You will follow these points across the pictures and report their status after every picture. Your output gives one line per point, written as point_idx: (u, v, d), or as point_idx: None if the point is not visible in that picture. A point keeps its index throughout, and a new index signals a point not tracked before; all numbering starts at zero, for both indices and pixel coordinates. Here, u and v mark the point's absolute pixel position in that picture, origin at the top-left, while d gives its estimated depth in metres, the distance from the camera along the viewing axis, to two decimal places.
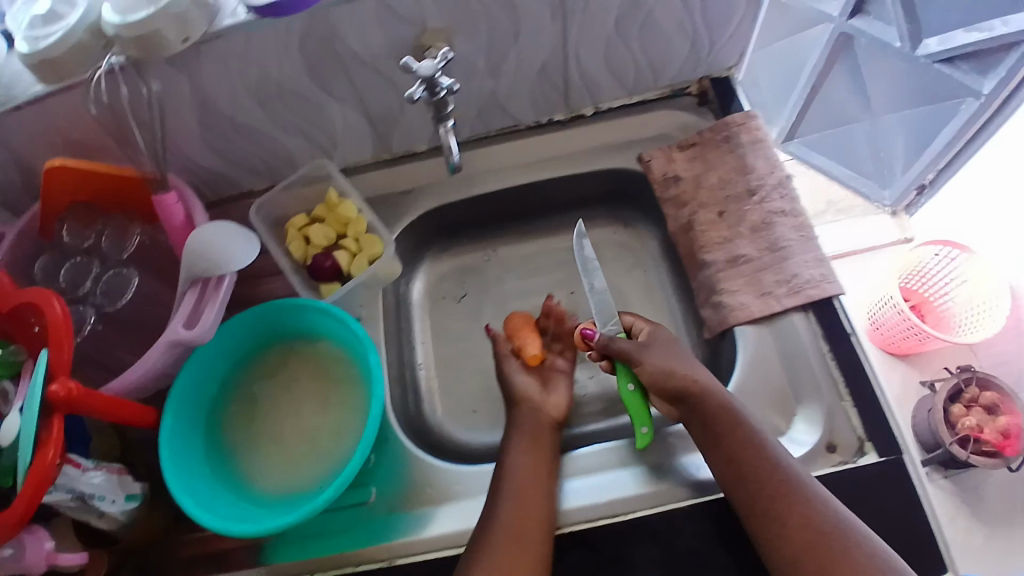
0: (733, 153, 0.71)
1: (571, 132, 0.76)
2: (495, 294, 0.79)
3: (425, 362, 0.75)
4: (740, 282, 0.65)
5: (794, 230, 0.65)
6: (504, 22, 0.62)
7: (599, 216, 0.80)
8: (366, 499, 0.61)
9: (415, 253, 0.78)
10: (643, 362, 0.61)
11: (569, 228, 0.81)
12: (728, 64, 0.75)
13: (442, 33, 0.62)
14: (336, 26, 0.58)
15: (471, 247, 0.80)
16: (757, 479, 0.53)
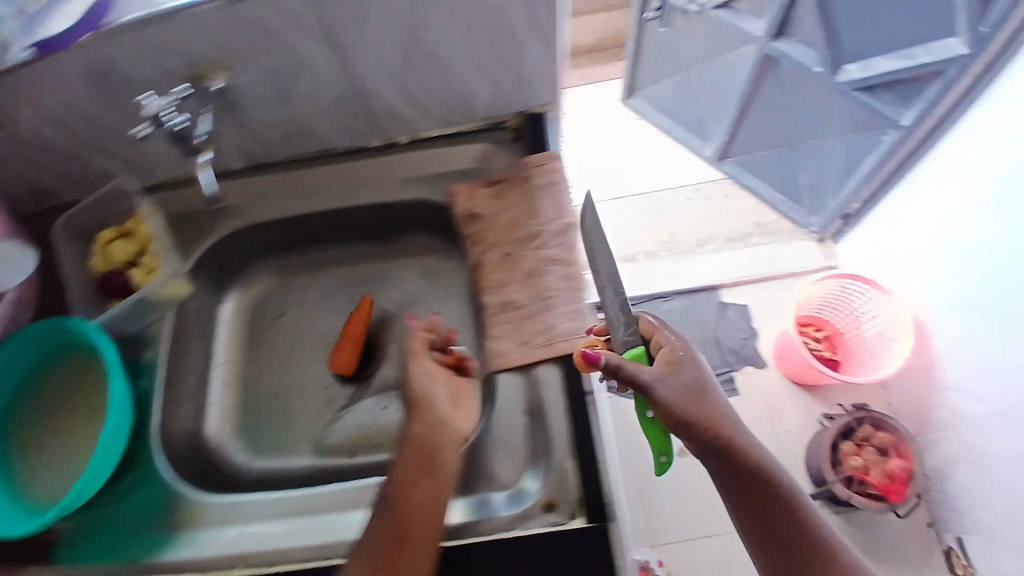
0: (528, 195, 0.69)
1: (383, 161, 0.76)
2: (311, 315, 0.80)
3: (225, 378, 0.76)
4: (506, 328, 0.64)
5: (562, 279, 0.64)
6: (278, 54, 0.62)
7: (419, 244, 0.80)
8: (123, 515, 0.65)
9: (229, 272, 0.79)
10: (657, 396, 0.59)
11: (391, 254, 0.81)
12: (542, 100, 0.73)
13: (217, 64, 0.63)
14: (103, 59, 0.60)
15: (293, 266, 0.81)
16: (790, 537, 0.56)
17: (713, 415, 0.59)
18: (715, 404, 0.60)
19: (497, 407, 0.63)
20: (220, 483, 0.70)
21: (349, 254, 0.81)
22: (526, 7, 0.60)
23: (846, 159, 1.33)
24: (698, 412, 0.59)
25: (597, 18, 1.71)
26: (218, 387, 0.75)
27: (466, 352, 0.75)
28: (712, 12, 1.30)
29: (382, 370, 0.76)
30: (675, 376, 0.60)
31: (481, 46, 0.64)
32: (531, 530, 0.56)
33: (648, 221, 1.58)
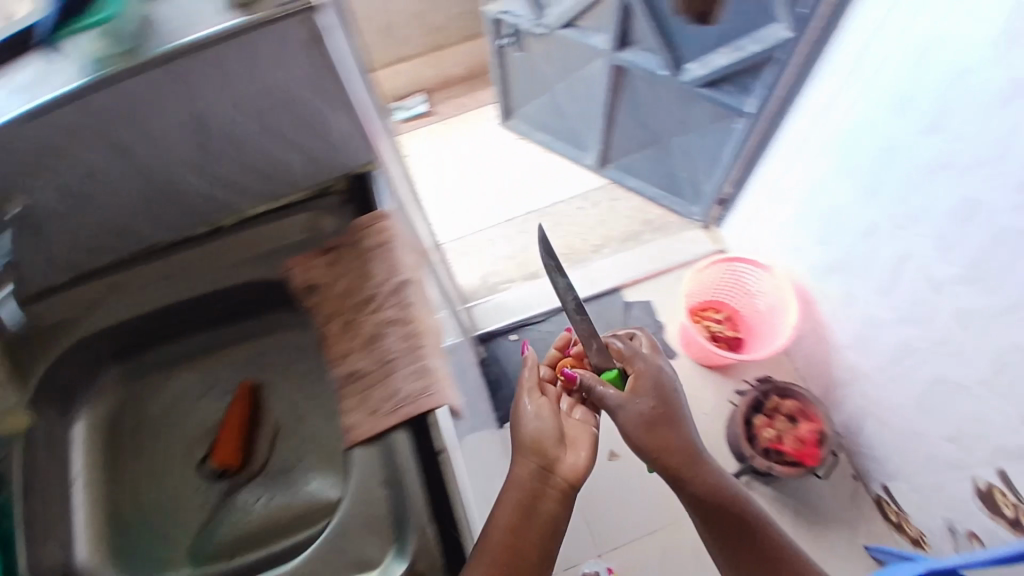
0: (360, 258, 0.69)
1: (213, 246, 0.76)
2: (172, 413, 0.78)
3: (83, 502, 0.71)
4: (355, 400, 0.64)
5: (400, 339, 0.64)
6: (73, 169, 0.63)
7: (265, 320, 0.80)
8: None
9: (75, 388, 0.76)
10: (622, 421, 0.80)
11: (242, 335, 0.80)
12: (364, 159, 0.73)
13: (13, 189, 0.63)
14: None
15: (148, 367, 0.80)
16: (730, 520, 0.85)
17: (667, 442, 0.81)
18: (674, 426, 0.82)
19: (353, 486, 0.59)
20: None
21: (207, 341, 0.80)
22: (307, 83, 0.62)
23: (705, 151, 1.37)
24: (657, 440, 0.80)
25: (459, 48, 1.73)
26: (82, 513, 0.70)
27: (335, 421, 0.75)
28: (558, 32, 1.33)
29: (264, 457, 0.74)
30: (649, 394, 0.81)
31: (281, 124, 0.65)
32: None
33: (543, 236, 1.63)
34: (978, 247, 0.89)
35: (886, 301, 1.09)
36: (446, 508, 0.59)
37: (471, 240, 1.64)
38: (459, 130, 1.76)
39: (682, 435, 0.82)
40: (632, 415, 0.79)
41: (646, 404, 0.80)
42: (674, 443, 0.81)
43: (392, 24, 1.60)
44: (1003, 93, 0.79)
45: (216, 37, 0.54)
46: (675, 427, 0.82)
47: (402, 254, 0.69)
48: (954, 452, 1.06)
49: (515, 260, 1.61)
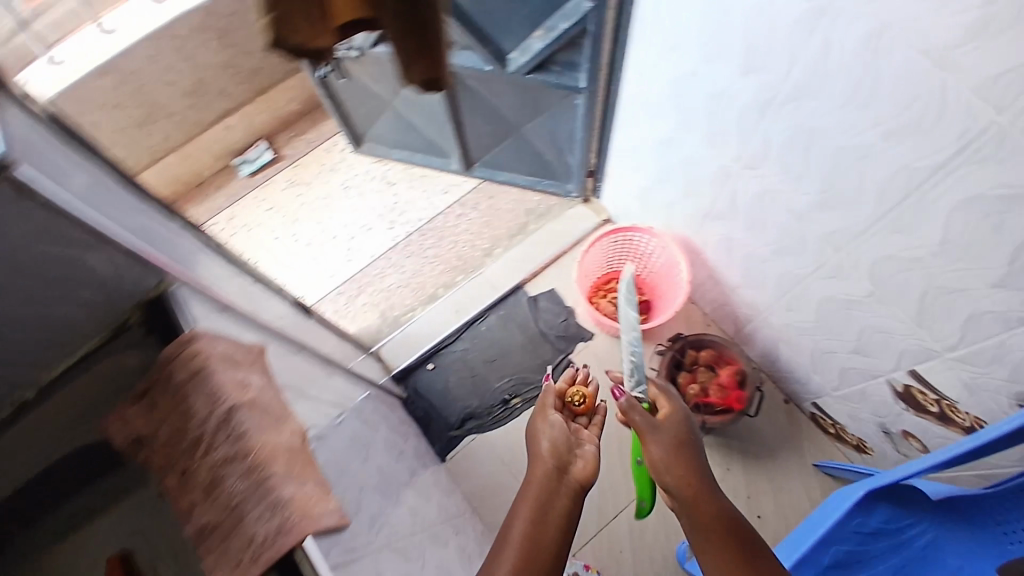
0: (178, 397, 0.63)
1: (26, 428, 0.68)
2: None
3: None
4: (212, 558, 0.57)
5: (242, 477, 0.58)
6: None
7: (114, 476, 0.74)
8: None
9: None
10: (647, 443, 0.81)
11: (103, 498, 0.74)
12: (152, 280, 0.66)
13: None
14: None
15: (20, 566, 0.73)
16: None
17: (690, 476, 0.78)
18: (698, 456, 0.81)
19: None
20: None
21: (73, 515, 0.74)
22: (37, 239, 0.55)
23: (556, 135, 1.36)
24: (674, 470, 0.78)
25: (287, 85, 1.65)
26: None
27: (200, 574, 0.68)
28: (372, 50, 1.24)
29: None
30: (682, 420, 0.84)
31: (31, 283, 0.58)
32: None
33: (431, 253, 1.57)
34: (824, 172, 0.89)
35: (760, 236, 1.10)
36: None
37: (359, 279, 1.56)
38: (317, 169, 1.68)
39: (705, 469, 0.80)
40: (661, 437, 0.81)
41: (675, 430, 0.82)
42: (698, 473, 0.79)
43: (204, 79, 1.52)
44: (792, 28, 0.79)
45: None
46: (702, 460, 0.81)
47: (222, 376, 0.62)
48: (864, 363, 1.09)
49: (409, 286, 1.54)
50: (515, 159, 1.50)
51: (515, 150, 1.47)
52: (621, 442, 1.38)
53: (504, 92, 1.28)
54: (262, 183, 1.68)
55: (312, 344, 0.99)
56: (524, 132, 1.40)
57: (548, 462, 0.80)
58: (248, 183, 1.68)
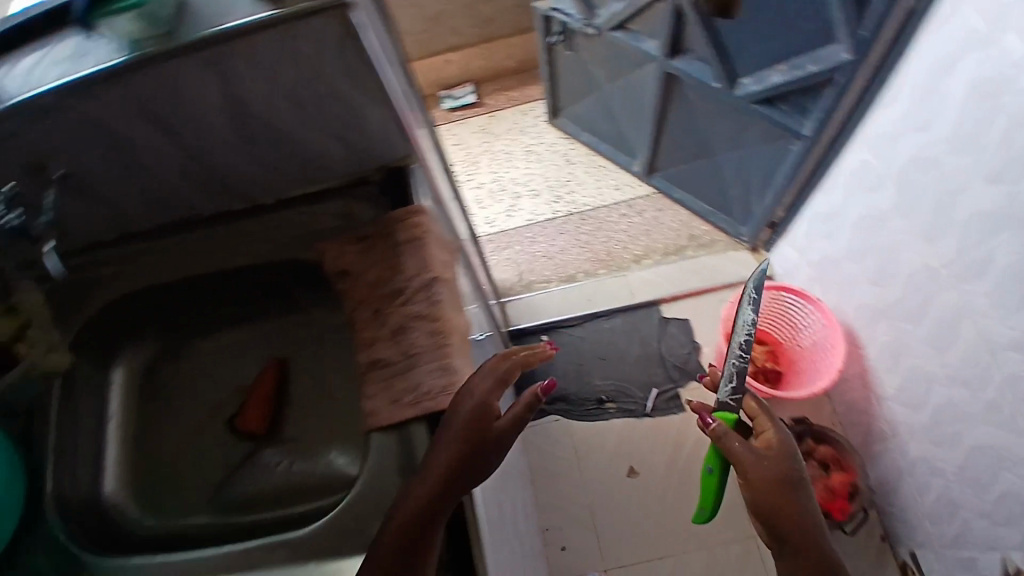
0: (392, 250, 0.69)
1: (266, 223, 0.76)
2: (214, 379, 0.80)
3: (117, 429, 0.77)
4: (378, 386, 0.64)
5: (427, 335, 0.64)
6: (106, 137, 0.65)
7: (307, 299, 0.81)
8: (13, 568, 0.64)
9: (114, 337, 0.78)
10: (750, 476, 0.64)
11: (292, 311, 0.82)
12: (399, 152, 0.73)
13: (52, 151, 0.65)
14: None
15: (196, 333, 0.82)
16: None
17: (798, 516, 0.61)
18: (798, 497, 0.63)
19: (367, 471, 0.61)
20: (117, 545, 0.70)
21: (250, 312, 0.81)
22: (342, 76, 0.62)
23: (759, 174, 1.34)
24: (783, 504, 0.62)
25: (512, 43, 1.76)
26: (110, 455, 0.75)
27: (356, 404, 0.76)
28: (609, 33, 1.34)
29: (288, 428, 0.77)
30: (794, 455, 0.66)
31: (322, 108, 0.65)
32: None
33: (584, 239, 1.60)
34: None
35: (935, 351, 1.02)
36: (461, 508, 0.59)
37: (512, 234, 1.63)
38: (509, 126, 1.77)
39: (810, 518, 0.62)
40: (756, 474, 0.64)
41: (774, 465, 0.64)
42: (812, 522, 0.61)
43: (446, 11, 1.65)
44: None
45: (242, 29, 0.56)
46: (806, 505, 0.62)
47: (433, 251, 0.69)
48: (989, 528, 1.01)
49: (553, 260, 1.58)
50: (695, 188, 1.52)
51: (697, 177, 1.49)
52: (692, 493, 1.33)
53: (718, 111, 1.30)
54: (458, 120, 1.81)
55: (473, 265, 1.05)
56: (714, 161, 1.41)
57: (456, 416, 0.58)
58: (445, 116, 1.82)
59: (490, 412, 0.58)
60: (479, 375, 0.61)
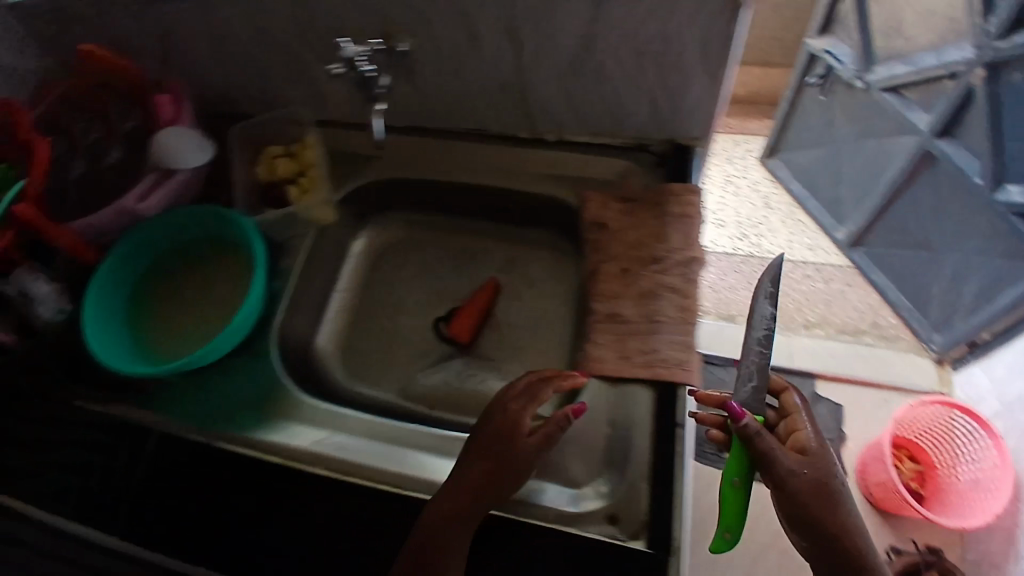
0: (658, 219, 0.70)
1: (542, 155, 0.78)
2: (429, 276, 0.86)
3: (342, 292, 0.83)
4: (608, 337, 0.67)
5: (676, 308, 0.65)
6: (457, 30, 0.66)
7: (542, 235, 0.83)
8: (231, 383, 0.71)
9: (369, 210, 0.85)
10: (789, 482, 0.52)
11: (530, 241, 0.84)
12: (693, 133, 0.73)
13: (399, 25, 0.67)
14: (313, 1, 0.65)
15: (429, 229, 0.86)
16: None
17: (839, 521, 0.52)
18: (839, 505, 0.52)
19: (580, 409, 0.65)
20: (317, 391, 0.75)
21: (486, 230, 0.85)
22: (699, 43, 0.62)
23: (984, 285, 1.23)
24: (829, 514, 0.52)
25: (751, 71, 1.73)
26: (329, 318, 0.81)
27: (559, 348, 0.78)
28: (878, 93, 1.29)
29: (486, 344, 0.81)
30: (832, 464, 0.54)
31: (661, 67, 0.65)
32: (593, 533, 0.56)
33: (757, 284, 1.53)
34: None
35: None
36: (668, 482, 0.58)
37: None
38: (715, 149, 1.73)
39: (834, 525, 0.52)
40: (795, 486, 0.51)
41: (814, 475, 0.52)
42: (851, 530, 0.52)
43: None
44: None
45: None
46: (837, 512, 0.52)
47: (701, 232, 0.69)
48: None
49: (717, 294, 1.52)
50: (897, 276, 1.45)
51: (904, 265, 1.41)
52: None
53: (963, 206, 1.21)
54: None
55: None
56: (934, 256, 1.33)
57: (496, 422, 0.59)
58: None
59: (523, 425, 0.58)
60: (515, 387, 0.62)
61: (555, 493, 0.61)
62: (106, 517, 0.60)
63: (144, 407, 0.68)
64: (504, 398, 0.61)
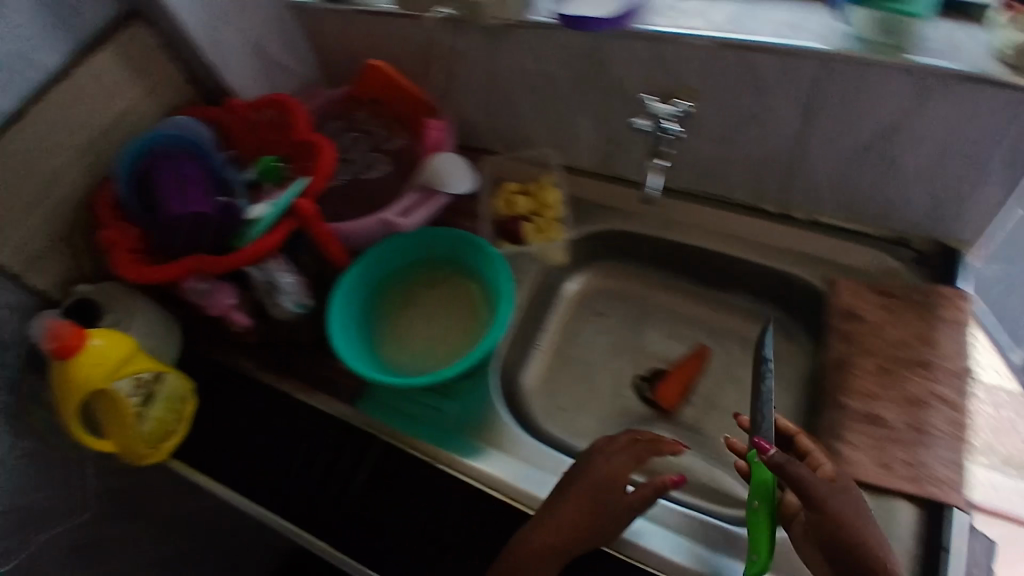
0: (925, 320, 0.67)
1: (797, 234, 0.74)
2: (634, 340, 0.81)
3: (546, 334, 0.82)
4: (866, 442, 0.62)
5: (947, 422, 0.62)
6: (750, 103, 0.65)
7: (771, 315, 0.78)
8: (444, 408, 0.72)
9: (587, 255, 0.82)
10: (825, 506, 0.52)
11: (755, 322, 0.79)
12: (963, 237, 0.68)
13: (690, 90, 0.66)
14: (610, 56, 0.65)
15: (640, 283, 0.83)
16: None
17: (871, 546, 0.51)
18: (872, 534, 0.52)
19: None
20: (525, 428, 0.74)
21: (701, 302, 0.81)
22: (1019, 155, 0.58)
23: None
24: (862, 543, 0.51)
25: None
26: (533, 362, 0.80)
27: None
28: None
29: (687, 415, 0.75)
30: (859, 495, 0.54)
31: (960, 169, 0.62)
32: None
33: None
34: None
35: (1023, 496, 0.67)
36: None
37: None
38: None
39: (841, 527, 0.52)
40: (833, 511, 0.52)
41: (846, 500, 0.53)
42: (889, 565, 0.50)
43: None
44: None
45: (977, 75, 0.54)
46: (837, 508, 0.52)
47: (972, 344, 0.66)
48: None
49: None
50: None
51: None
52: None
53: None
54: None
55: None
56: None
57: (591, 468, 0.61)
58: None
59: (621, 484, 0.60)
60: (616, 441, 0.63)
61: (657, 536, 0.61)
62: (332, 516, 0.65)
63: (362, 413, 0.70)
64: (597, 452, 0.63)
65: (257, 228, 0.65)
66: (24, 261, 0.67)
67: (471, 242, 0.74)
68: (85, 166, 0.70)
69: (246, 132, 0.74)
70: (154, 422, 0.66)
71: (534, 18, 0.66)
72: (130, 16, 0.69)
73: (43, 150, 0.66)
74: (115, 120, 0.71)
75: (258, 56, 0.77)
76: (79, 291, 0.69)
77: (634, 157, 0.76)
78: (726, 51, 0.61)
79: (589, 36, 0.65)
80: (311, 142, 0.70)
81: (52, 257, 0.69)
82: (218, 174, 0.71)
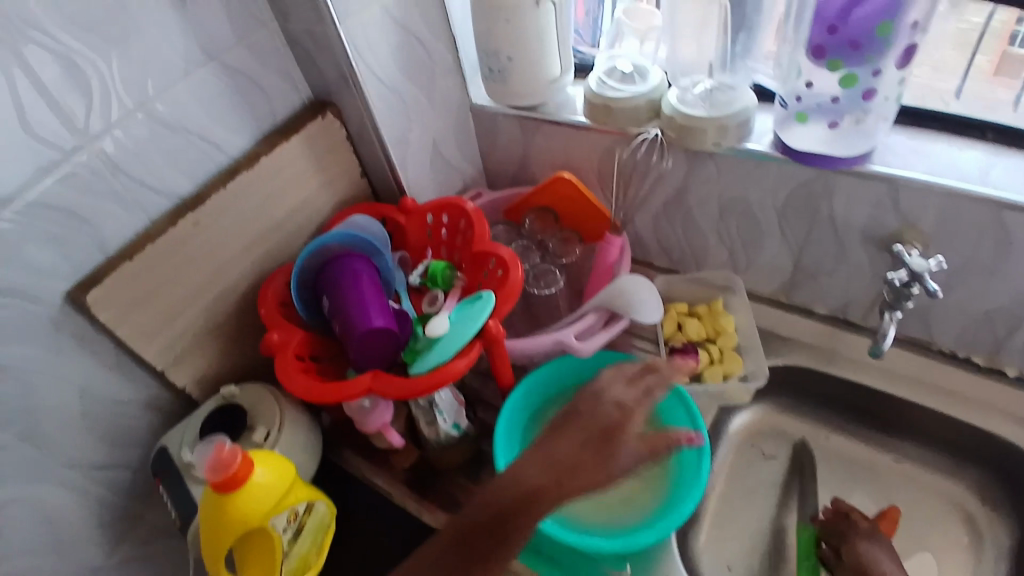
0: None
1: (1009, 391, 0.69)
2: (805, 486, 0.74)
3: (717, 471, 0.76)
4: None
5: None
6: (989, 254, 0.60)
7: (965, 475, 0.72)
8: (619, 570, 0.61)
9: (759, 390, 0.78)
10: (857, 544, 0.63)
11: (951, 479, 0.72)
12: None
13: (920, 234, 0.61)
14: (834, 191, 0.61)
15: (812, 420, 0.78)
16: None
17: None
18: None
19: None
20: None
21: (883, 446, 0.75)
22: None
23: None
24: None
25: None
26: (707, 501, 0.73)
27: None
28: None
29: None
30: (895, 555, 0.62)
31: None
32: None
33: None
34: None
35: None
36: None
37: None
38: None
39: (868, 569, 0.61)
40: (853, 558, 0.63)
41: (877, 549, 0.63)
42: None
43: None
44: None
45: None
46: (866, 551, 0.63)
47: None
48: None
49: None
50: None
51: None
52: None
53: None
54: None
55: None
56: None
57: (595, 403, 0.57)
58: None
59: (628, 431, 0.54)
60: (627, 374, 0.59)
61: None
62: None
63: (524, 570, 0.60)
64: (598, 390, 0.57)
65: (434, 349, 0.58)
66: (172, 358, 0.61)
67: (644, 368, 0.67)
68: (251, 258, 0.65)
69: (416, 233, 0.71)
70: (296, 559, 0.56)
71: (751, 146, 0.62)
72: (320, 105, 0.67)
73: (216, 240, 0.61)
74: (290, 210, 0.66)
75: (432, 152, 0.75)
76: (223, 393, 0.61)
77: (824, 290, 0.72)
78: (974, 201, 0.57)
79: (817, 170, 0.60)
80: (493, 253, 0.65)
81: (203, 353, 0.63)
82: (386, 278, 0.66)
